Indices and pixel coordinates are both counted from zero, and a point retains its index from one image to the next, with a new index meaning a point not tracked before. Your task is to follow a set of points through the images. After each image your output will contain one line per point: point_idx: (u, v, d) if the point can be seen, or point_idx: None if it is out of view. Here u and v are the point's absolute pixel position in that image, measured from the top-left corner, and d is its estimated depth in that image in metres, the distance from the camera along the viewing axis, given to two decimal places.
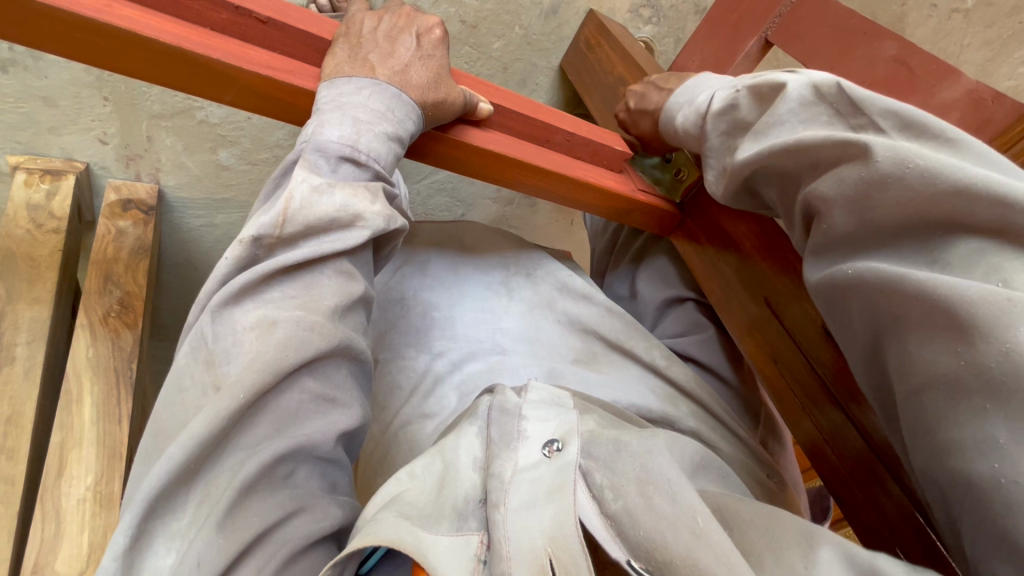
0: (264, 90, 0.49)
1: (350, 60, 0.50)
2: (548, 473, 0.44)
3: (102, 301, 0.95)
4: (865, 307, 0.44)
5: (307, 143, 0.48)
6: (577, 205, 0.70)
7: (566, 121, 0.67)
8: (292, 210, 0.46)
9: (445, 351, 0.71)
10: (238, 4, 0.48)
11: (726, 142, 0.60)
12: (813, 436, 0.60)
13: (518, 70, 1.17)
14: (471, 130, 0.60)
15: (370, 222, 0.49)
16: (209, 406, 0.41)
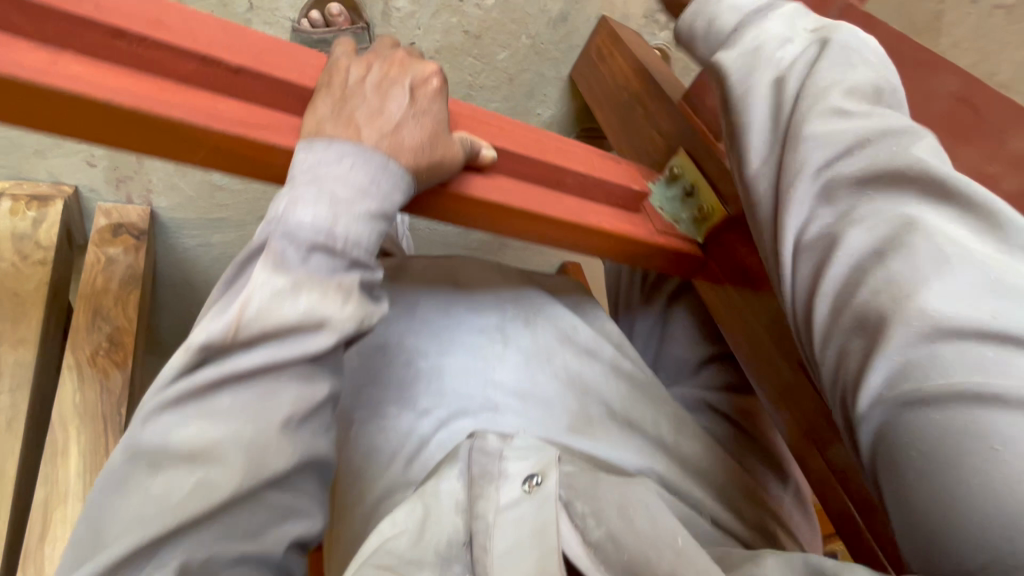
0: (237, 150, 0.43)
1: (333, 117, 0.42)
2: (529, 510, 0.48)
3: (91, 338, 0.90)
4: (854, 248, 0.41)
5: (274, 228, 0.40)
6: (583, 251, 0.64)
7: (578, 162, 0.60)
8: (246, 317, 0.39)
9: (430, 410, 0.65)
10: (205, 53, 0.42)
11: (744, 49, 0.53)
12: (824, 473, 0.57)
13: (524, 81, 1.10)
14: (474, 180, 0.53)
15: (338, 326, 0.41)
16: (137, 530, 0.38)
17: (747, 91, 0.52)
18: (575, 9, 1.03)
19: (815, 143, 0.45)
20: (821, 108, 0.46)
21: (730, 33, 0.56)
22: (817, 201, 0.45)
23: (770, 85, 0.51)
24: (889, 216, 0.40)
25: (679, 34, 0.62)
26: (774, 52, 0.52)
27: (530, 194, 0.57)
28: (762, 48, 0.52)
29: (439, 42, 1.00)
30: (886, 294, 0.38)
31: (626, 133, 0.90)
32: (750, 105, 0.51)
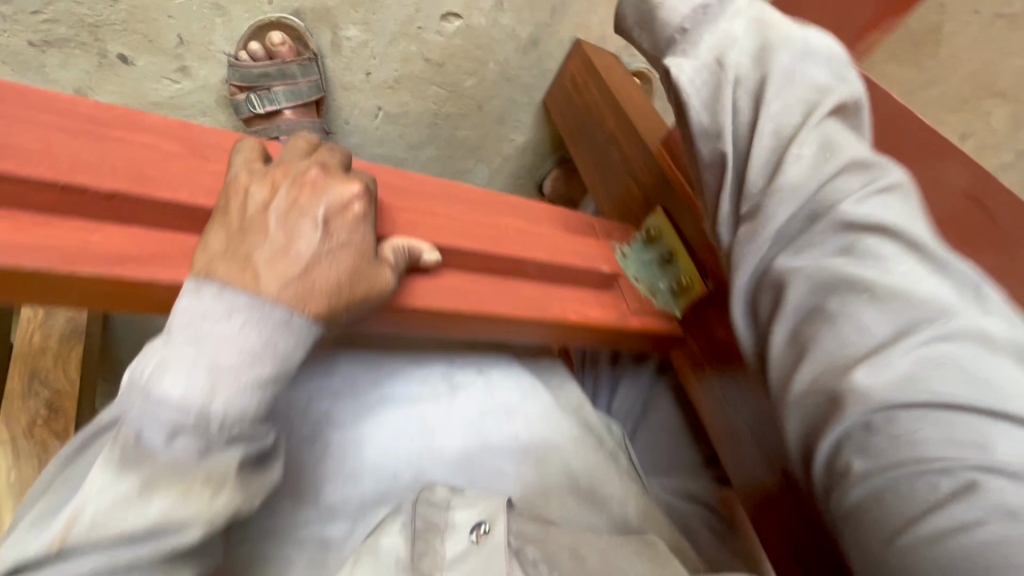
0: (117, 291, 0.36)
1: (226, 255, 0.34)
2: (477, 565, 0.43)
3: (27, 407, 0.85)
4: (809, 271, 0.39)
5: (133, 404, 0.31)
6: (551, 342, 0.56)
7: (538, 248, 0.54)
8: (75, 532, 0.29)
9: (343, 507, 0.52)
10: (68, 181, 0.35)
11: (723, 40, 0.47)
12: (815, 554, 0.50)
13: (494, 108, 1.01)
14: (416, 287, 0.46)
15: (206, 518, 0.31)
16: None
17: (710, 90, 0.46)
18: (546, 33, 0.96)
19: (780, 164, 0.42)
20: (796, 119, 0.43)
21: (688, 19, 0.49)
22: (787, 225, 0.41)
23: (731, 90, 0.45)
24: (839, 241, 0.39)
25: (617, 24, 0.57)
26: (762, 45, 0.46)
27: (483, 292, 0.50)
28: (734, 35, 0.47)
29: (397, 70, 0.91)
30: (830, 318, 0.36)
31: (609, 189, 0.81)
32: (709, 100, 0.46)
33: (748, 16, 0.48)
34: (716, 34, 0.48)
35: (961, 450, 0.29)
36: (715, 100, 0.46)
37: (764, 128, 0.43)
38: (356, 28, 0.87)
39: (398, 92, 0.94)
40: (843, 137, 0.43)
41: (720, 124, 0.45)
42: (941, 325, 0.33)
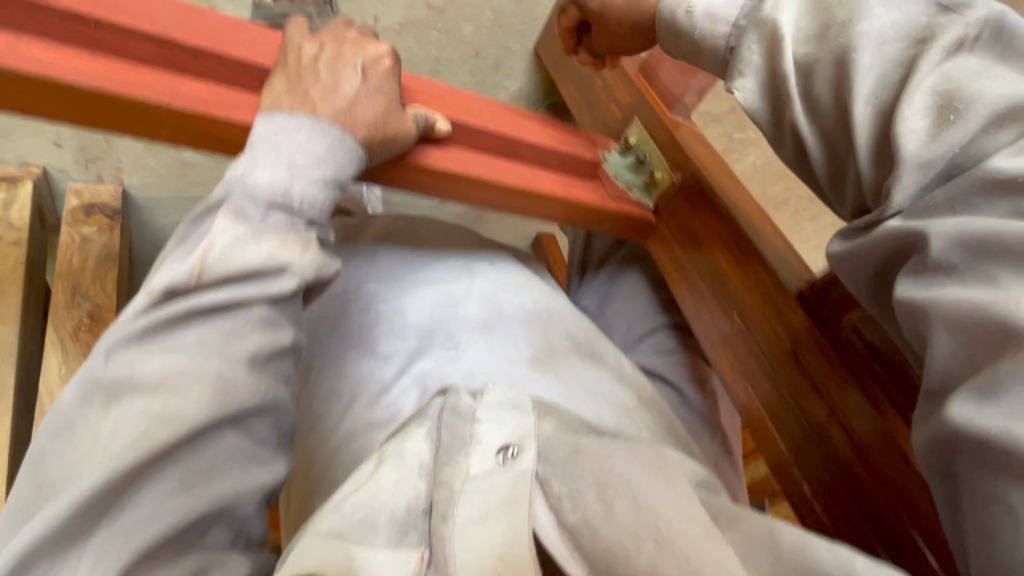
0: (202, 127, 0.46)
1: (290, 93, 0.44)
2: (505, 482, 0.46)
3: (71, 315, 0.95)
4: (928, 223, 0.42)
5: (234, 186, 0.42)
6: (546, 218, 0.68)
7: (532, 133, 0.65)
8: (210, 261, 0.40)
9: (391, 355, 0.73)
10: (162, 36, 0.44)
11: (795, 17, 0.52)
12: (790, 418, 0.55)
13: (491, 55, 1.11)
14: (431, 151, 0.57)
15: (299, 271, 0.43)
16: (71, 495, 0.35)
17: (794, 67, 0.52)
18: None
19: (907, 115, 0.44)
20: (894, 78, 0.47)
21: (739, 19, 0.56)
22: (922, 179, 0.44)
23: (817, 80, 0.51)
24: (966, 184, 0.41)
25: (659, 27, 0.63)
26: (842, 3, 0.50)
27: (488, 164, 0.61)
28: (802, 11, 0.52)
29: (403, 16, 1.01)
30: (936, 270, 0.41)
31: (592, 114, 0.91)
32: (794, 99, 0.53)
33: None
34: (786, 10, 0.52)
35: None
36: (804, 78, 0.52)
37: (876, 104, 0.48)
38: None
39: (403, 37, 1.04)
40: (971, 74, 0.43)
41: (819, 120, 0.52)
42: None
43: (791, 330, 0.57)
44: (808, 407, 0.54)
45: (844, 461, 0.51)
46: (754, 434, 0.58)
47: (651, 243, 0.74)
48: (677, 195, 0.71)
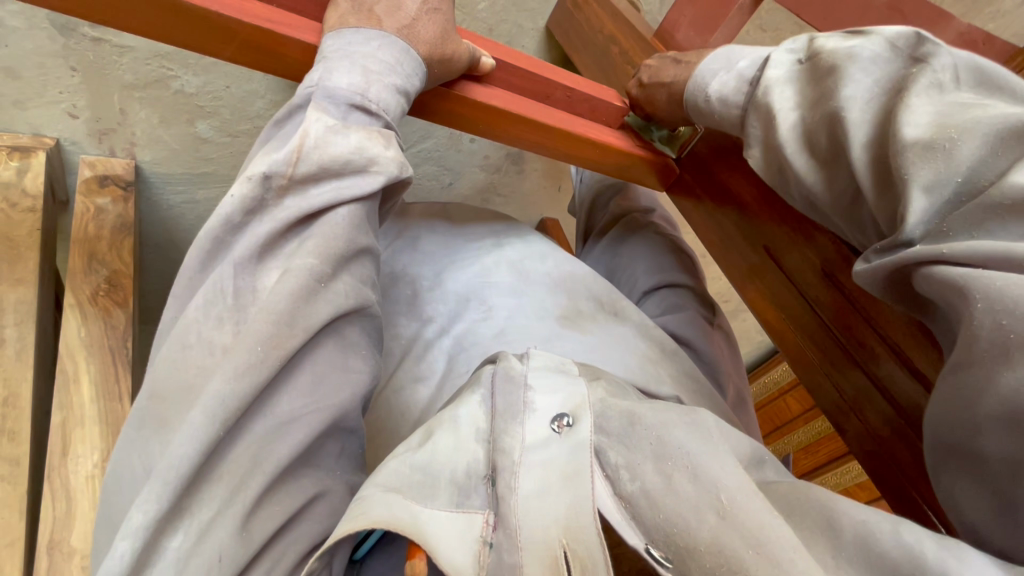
0: (268, 44, 0.51)
1: (355, 12, 0.51)
2: (561, 452, 0.42)
3: (89, 280, 0.91)
4: (943, 246, 0.40)
5: (316, 89, 0.48)
6: (577, 162, 0.72)
7: (567, 78, 0.68)
8: (306, 148, 0.46)
9: (433, 318, 0.73)
10: None
11: (787, 98, 0.56)
12: (847, 369, 0.57)
13: (504, 32, 1.04)
14: (473, 86, 0.61)
15: (383, 167, 0.49)
16: (207, 397, 0.39)
17: (795, 132, 0.54)
18: None
19: (903, 148, 0.43)
20: (883, 121, 0.47)
21: (748, 79, 0.60)
22: (938, 202, 0.41)
23: (816, 133, 0.52)
24: (978, 206, 0.39)
25: (686, 105, 0.67)
26: (827, 71, 0.53)
27: (527, 103, 0.64)
28: (794, 93, 0.56)
29: None
30: (962, 269, 0.38)
31: (615, 83, 0.94)
32: (798, 151, 0.54)
33: (808, 70, 0.55)
34: (778, 93, 0.56)
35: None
36: (805, 141, 0.53)
37: (876, 141, 0.47)
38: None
39: None
40: (960, 109, 0.43)
41: (830, 176, 0.52)
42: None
43: (832, 280, 0.57)
44: (863, 354, 0.55)
45: (907, 413, 0.52)
46: (809, 384, 0.61)
47: (674, 193, 0.77)
48: (699, 142, 0.73)
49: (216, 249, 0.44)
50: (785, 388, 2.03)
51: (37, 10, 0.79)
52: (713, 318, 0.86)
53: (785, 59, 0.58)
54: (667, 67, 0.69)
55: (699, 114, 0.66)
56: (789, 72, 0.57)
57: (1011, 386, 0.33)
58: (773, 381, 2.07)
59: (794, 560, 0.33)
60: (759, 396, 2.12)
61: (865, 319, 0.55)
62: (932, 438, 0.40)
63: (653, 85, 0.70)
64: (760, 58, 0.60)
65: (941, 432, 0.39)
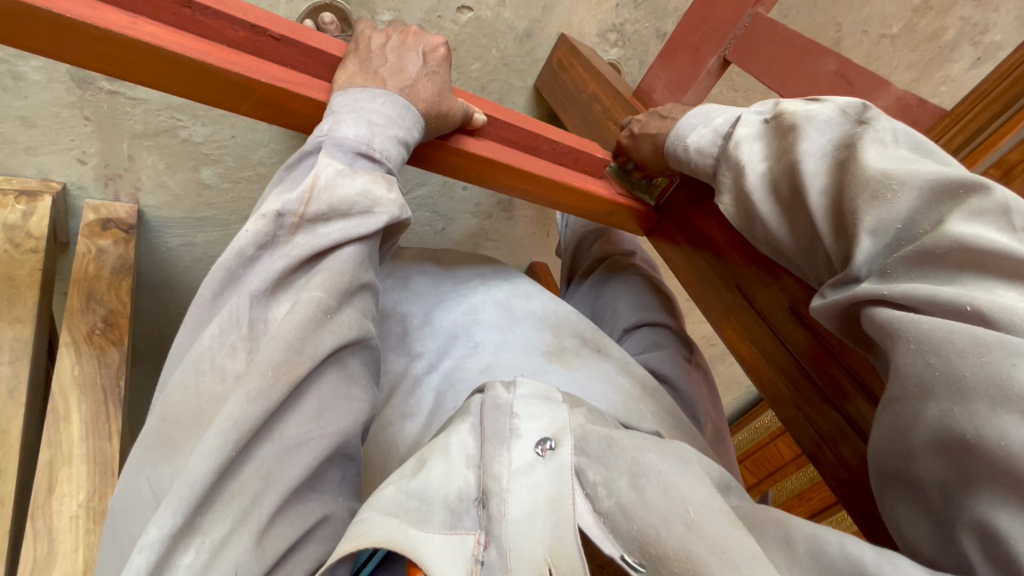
0: (280, 100, 0.56)
1: (362, 73, 0.58)
2: (544, 477, 0.45)
3: (86, 319, 0.92)
4: (882, 288, 0.43)
5: (326, 138, 0.53)
6: (564, 208, 0.77)
7: (553, 132, 0.74)
8: (317, 189, 0.50)
9: (422, 354, 0.76)
10: (255, 23, 0.54)
11: (756, 151, 0.59)
12: (821, 405, 0.60)
13: (495, 90, 1.12)
14: (467, 139, 0.67)
15: (386, 209, 0.53)
16: (223, 419, 0.41)
17: (761, 181, 0.58)
18: (538, 27, 1.07)
19: (854, 198, 0.47)
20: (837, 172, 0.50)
21: (719, 135, 0.63)
22: (879, 249, 0.45)
23: (775, 185, 0.56)
24: (916, 252, 0.42)
25: (669, 156, 0.71)
26: (788, 128, 0.56)
27: (516, 154, 0.70)
28: (762, 147, 0.59)
29: None
30: (903, 312, 0.42)
31: (596, 136, 1.00)
32: (762, 201, 0.57)
33: (773, 127, 0.58)
34: (747, 148, 0.60)
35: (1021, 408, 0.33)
36: (770, 190, 0.57)
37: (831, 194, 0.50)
38: (391, 15, 0.96)
39: None
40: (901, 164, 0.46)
41: (790, 223, 0.55)
42: (990, 314, 0.37)
43: (801, 319, 0.61)
44: (833, 389, 0.58)
45: None
46: (784, 419, 0.64)
47: (654, 237, 0.82)
48: (674, 192, 0.79)
49: (229, 281, 0.48)
50: (773, 433, 2.04)
51: (59, 65, 0.85)
52: (691, 357, 0.89)
53: (753, 117, 0.61)
54: (654, 120, 0.73)
55: (678, 163, 0.70)
56: (756, 129, 0.60)
57: (935, 417, 0.38)
58: (763, 425, 2.08)
59: (752, 565, 0.36)
60: (749, 441, 2.12)
61: (833, 355, 0.58)
62: (874, 463, 0.44)
63: (642, 136, 0.74)
64: (732, 115, 0.64)
65: (881, 459, 0.43)
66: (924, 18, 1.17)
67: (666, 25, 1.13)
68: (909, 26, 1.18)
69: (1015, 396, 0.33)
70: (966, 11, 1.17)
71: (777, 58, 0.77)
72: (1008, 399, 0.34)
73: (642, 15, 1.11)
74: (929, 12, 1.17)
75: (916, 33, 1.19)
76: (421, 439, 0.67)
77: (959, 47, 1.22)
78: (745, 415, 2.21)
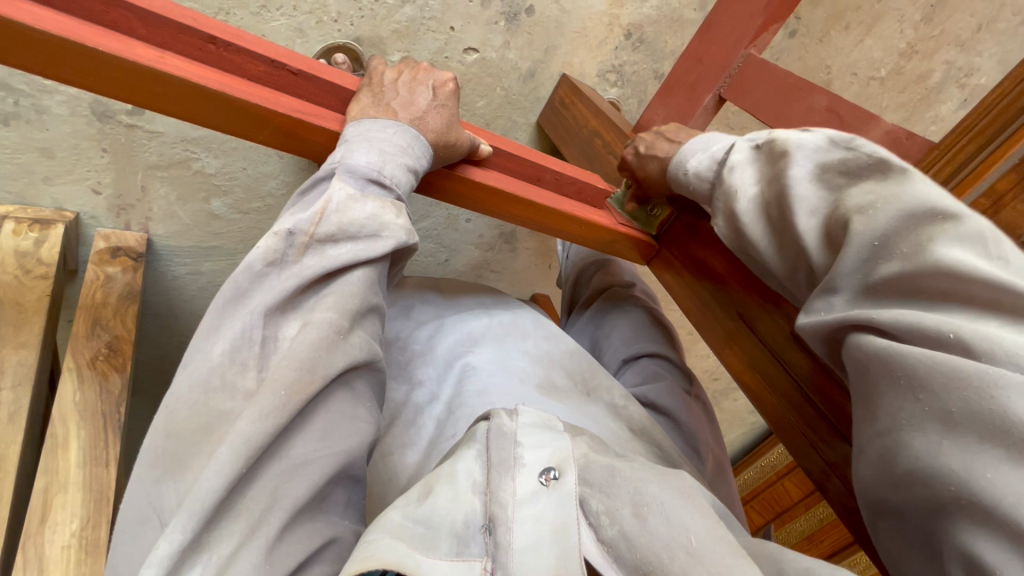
0: (297, 130, 0.59)
1: (375, 105, 0.60)
2: (550, 506, 0.45)
3: (90, 344, 0.92)
4: (873, 314, 0.43)
5: (338, 165, 0.55)
6: (566, 236, 0.79)
7: (555, 163, 0.77)
8: (328, 211, 0.52)
9: (423, 382, 0.76)
10: (275, 59, 0.57)
11: (748, 176, 0.60)
12: (826, 432, 0.59)
13: (499, 126, 1.16)
14: (473, 169, 0.69)
15: (393, 233, 0.55)
16: (235, 434, 0.41)
17: (754, 205, 0.58)
18: (541, 67, 1.12)
19: (844, 218, 0.48)
20: (829, 198, 0.51)
21: (716, 160, 0.64)
22: (860, 273, 0.46)
23: (767, 210, 0.57)
24: (901, 279, 0.42)
25: (670, 178, 0.72)
26: (780, 153, 0.55)
27: (519, 184, 0.72)
28: (755, 172, 0.59)
29: None
30: (888, 341, 0.42)
31: (597, 169, 1.02)
32: (752, 226, 0.58)
33: (765, 152, 0.59)
34: (739, 173, 0.60)
35: (1005, 443, 0.34)
36: (762, 214, 0.57)
37: (823, 219, 0.51)
38: (400, 55, 1.01)
39: None
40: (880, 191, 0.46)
41: (780, 245, 0.56)
42: (972, 343, 0.37)
43: (803, 346, 0.61)
44: (839, 416, 0.58)
45: None
46: (793, 449, 0.63)
47: (655, 266, 0.83)
48: (674, 223, 0.80)
49: (240, 297, 0.48)
50: (780, 472, 2.00)
51: (81, 100, 0.89)
52: (690, 389, 0.89)
53: (744, 143, 0.61)
54: (661, 145, 0.75)
55: (679, 184, 0.71)
56: (749, 154, 0.61)
57: (922, 448, 0.38)
58: (771, 464, 2.04)
59: None
60: (756, 480, 2.08)
61: (836, 381, 0.58)
62: (861, 493, 0.45)
63: (649, 156, 0.75)
64: (729, 142, 0.64)
65: (867, 488, 0.44)
66: (911, 61, 1.23)
67: (663, 66, 1.18)
68: (897, 68, 1.23)
69: (999, 430, 0.34)
70: (950, 55, 1.23)
71: (769, 94, 0.81)
72: (993, 432, 0.34)
73: (641, 57, 1.16)
74: (915, 56, 1.22)
75: (904, 76, 1.24)
76: (423, 467, 0.66)
77: (945, 90, 1.27)
78: (752, 454, 2.17)
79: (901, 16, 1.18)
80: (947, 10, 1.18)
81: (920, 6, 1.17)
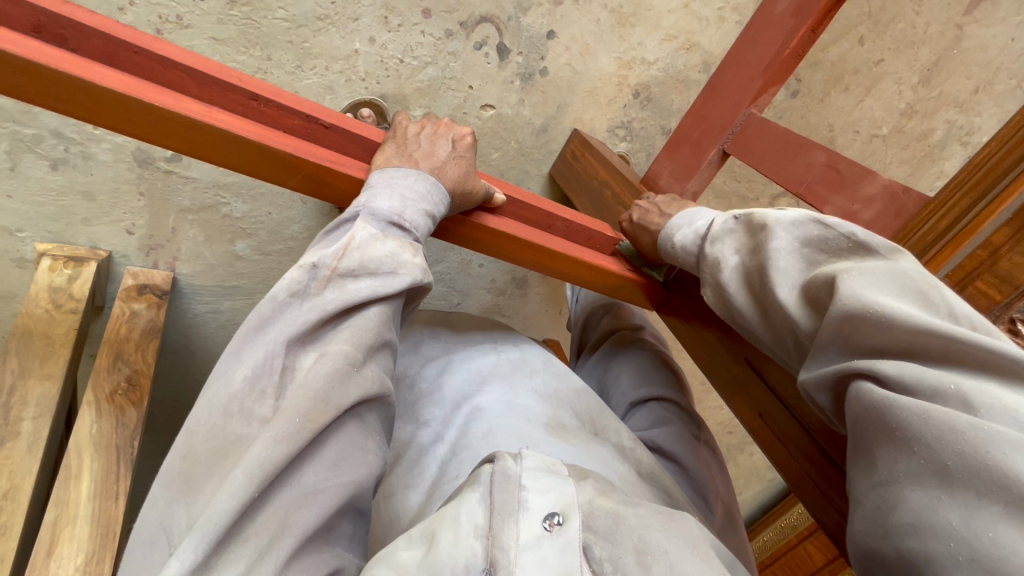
0: (325, 178, 0.63)
1: (398, 156, 0.65)
2: (552, 551, 0.45)
3: (110, 378, 0.95)
4: (874, 362, 0.44)
5: (362, 208, 0.58)
6: (574, 281, 0.81)
7: (566, 212, 0.81)
8: (351, 248, 0.55)
9: (429, 422, 0.77)
10: (310, 114, 0.63)
11: (730, 248, 0.62)
12: (838, 482, 0.58)
13: (513, 176, 1.21)
14: (487, 216, 0.73)
15: (409, 272, 0.58)
16: (250, 459, 0.43)
17: (737, 276, 0.60)
18: (553, 122, 1.18)
19: (822, 287, 0.49)
20: (808, 270, 0.53)
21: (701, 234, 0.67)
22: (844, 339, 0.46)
23: (749, 282, 0.58)
24: (890, 342, 0.43)
25: (661, 246, 0.74)
26: (759, 228, 0.58)
27: (530, 229, 0.76)
28: (735, 243, 0.62)
29: None
30: (884, 390, 0.42)
31: (606, 218, 1.06)
32: (738, 296, 0.59)
33: (744, 225, 0.61)
34: (722, 246, 0.63)
35: (1004, 500, 0.34)
36: (744, 284, 0.59)
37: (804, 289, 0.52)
38: (422, 111, 1.08)
39: None
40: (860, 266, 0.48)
41: (762, 317, 0.57)
42: (972, 396, 0.38)
43: None
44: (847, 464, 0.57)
45: None
46: (805, 498, 0.62)
47: (663, 312, 0.85)
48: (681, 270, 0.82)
49: (264, 326, 0.51)
50: (801, 534, 1.90)
51: (125, 148, 0.96)
52: (700, 434, 0.88)
53: (725, 218, 0.65)
54: (654, 217, 0.78)
55: (670, 257, 0.73)
56: (730, 226, 0.63)
57: (920, 504, 0.38)
58: (790, 524, 1.95)
59: None
60: (776, 541, 1.98)
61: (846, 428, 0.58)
62: (854, 546, 0.44)
63: (642, 230, 0.79)
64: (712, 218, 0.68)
65: (858, 540, 0.43)
66: (911, 121, 1.28)
67: (670, 123, 1.25)
68: (898, 127, 1.28)
69: (999, 485, 0.35)
70: (950, 115, 1.28)
71: (772, 149, 0.85)
72: (990, 488, 0.35)
73: (649, 115, 1.23)
74: (915, 115, 1.27)
75: (905, 134, 1.29)
76: (426, 508, 0.66)
77: (948, 147, 1.31)
78: (770, 513, 2.08)
79: (900, 78, 1.23)
80: (944, 73, 1.23)
81: (917, 70, 1.22)
